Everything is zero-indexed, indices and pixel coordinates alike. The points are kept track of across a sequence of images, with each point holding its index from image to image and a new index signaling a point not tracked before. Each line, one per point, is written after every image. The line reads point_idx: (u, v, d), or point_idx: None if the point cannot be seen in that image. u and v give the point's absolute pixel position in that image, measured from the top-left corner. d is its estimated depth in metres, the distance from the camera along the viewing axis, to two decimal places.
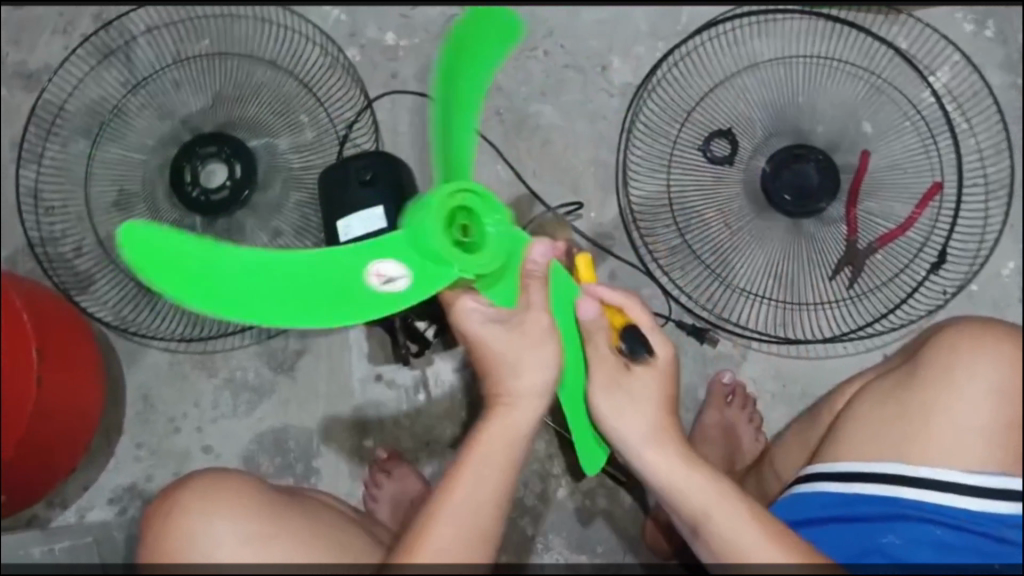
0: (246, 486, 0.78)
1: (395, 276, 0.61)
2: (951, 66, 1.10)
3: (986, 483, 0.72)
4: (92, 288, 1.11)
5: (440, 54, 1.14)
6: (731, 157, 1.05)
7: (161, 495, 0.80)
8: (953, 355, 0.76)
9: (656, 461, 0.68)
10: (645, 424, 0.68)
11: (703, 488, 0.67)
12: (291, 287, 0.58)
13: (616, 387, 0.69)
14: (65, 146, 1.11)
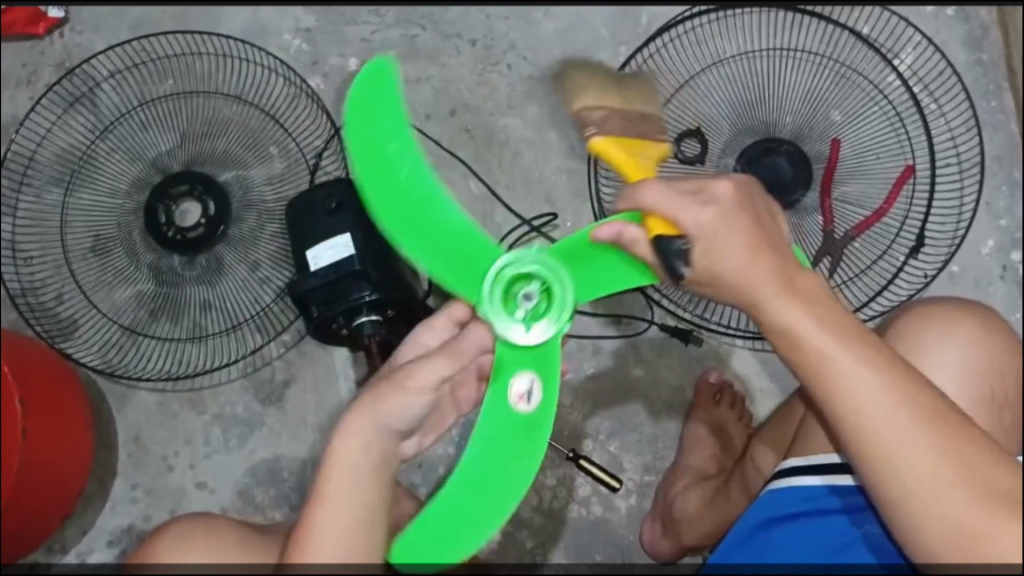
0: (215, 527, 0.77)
1: (530, 397, 0.63)
2: (913, 47, 1.10)
3: None
4: (76, 335, 1.11)
5: (404, 75, 1.14)
6: (703, 157, 1.03)
7: (144, 541, 0.80)
8: (921, 337, 0.78)
9: (805, 349, 0.58)
10: (782, 300, 0.58)
11: (843, 361, 0.57)
12: (501, 465, 0.62)
13: (746, 283, 0.59)
14: (39, 197, 1.13)
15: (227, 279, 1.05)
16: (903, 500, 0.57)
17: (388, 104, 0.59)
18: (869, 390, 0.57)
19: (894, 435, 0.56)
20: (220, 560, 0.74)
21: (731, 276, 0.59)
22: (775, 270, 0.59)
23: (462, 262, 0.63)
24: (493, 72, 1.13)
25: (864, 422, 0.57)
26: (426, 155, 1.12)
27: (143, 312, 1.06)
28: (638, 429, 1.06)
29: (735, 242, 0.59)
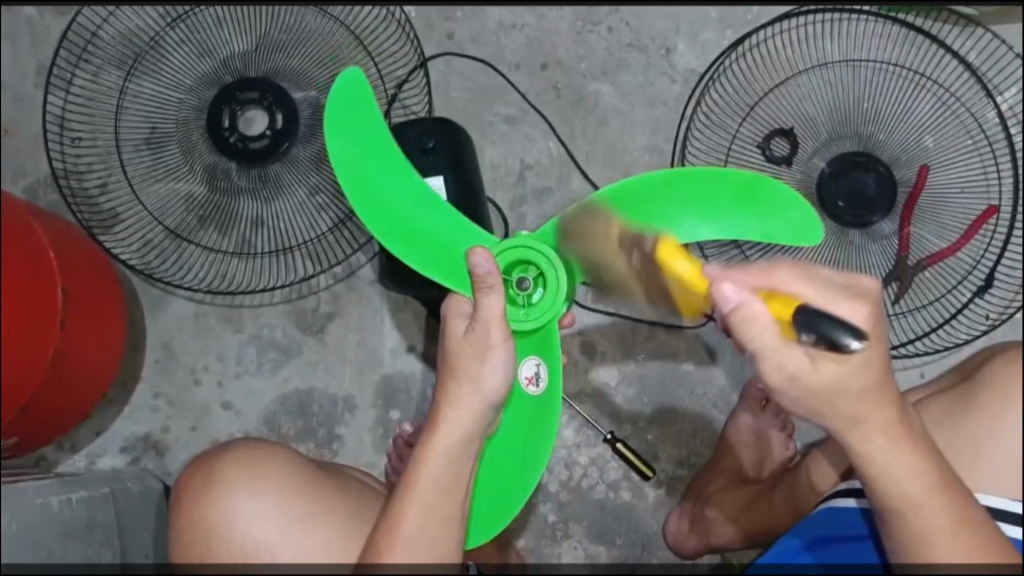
0: (279, 459, 0.76)
1: (540, 380, 0.72)
2: (1019, 87, 1.07)
3: None
4: (115, 229, 1.06)
5: (500, 19, 1.09)
6: (790, 158, 1.03)
7: (191, 467, 0.77)
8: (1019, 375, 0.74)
9: (869, 450, 0.59)
10: (872, 419, 0.59)
11: (903, 469, 0.59)
12: (521, 439, 0.72)
13: (803, 386, 0.58)
14: (96, 76, 1.06)
15: (285, 199, 1.01)
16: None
17: (374, 167, 0.69)
18: (930, 511, 0.59)
19: (933, 527, 0.59)
20: (276, 496, 0.73)
21: (812, 390, 0.58)
22: (879, 391, 0.58)
23: (450, 264, 0.71)
24: (592, 33, 1.09)
25: (922, 535, 0.59)
26: (510, 106, 1.08)
27: (191, 217, 1.02)
28: (680, 421, 1.05)
29: (826, 365, 0.57)
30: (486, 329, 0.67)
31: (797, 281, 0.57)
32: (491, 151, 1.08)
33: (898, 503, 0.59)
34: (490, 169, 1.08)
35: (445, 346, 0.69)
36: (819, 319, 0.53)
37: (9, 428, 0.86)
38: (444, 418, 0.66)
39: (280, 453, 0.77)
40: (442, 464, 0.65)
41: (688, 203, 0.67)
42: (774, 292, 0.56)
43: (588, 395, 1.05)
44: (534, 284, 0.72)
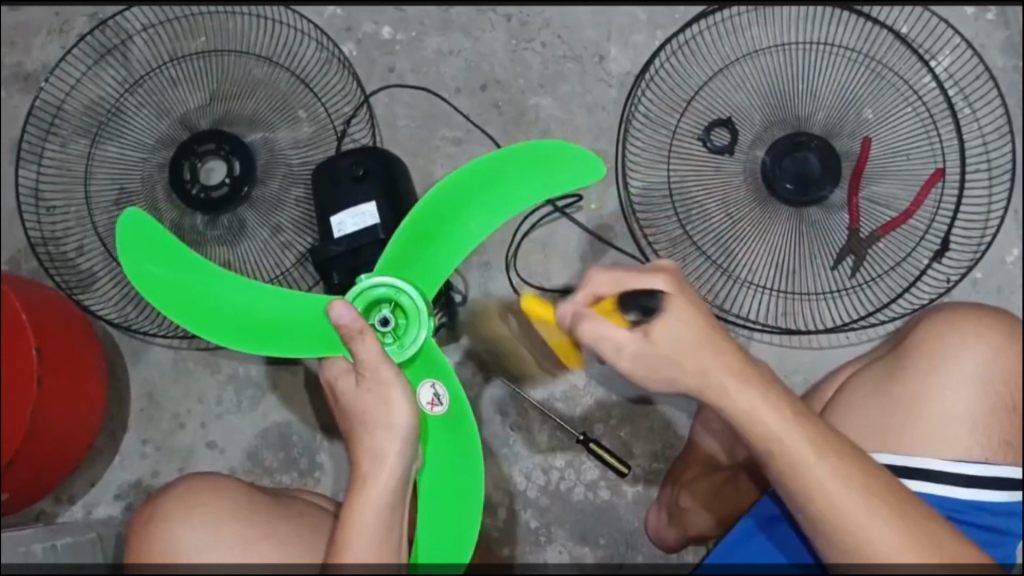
0: (217, 486, 0.82)
1: (443, 399, 0.74)
2: (951, 50, 1.10)
3: (975, 472, 0.76)
4: (94, 287, 1.10)
5: (437, 47, 1.14)
6: (731, 147, 1.06)
7: (143, 510, 0.82)
8: (942, 334, 0.80)
9: (740, 411, 0.64)
10: (716, 364, 0.64)
11: (795, 436, 0.63)
12: (452, 473, 0.73)
13: (652, 357, 0.64)
14: (65, 146, 1.12)
15: (249, 241, 1.05)
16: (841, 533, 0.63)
17: (199, 289, 0.72)
18: (821, 468, 0.63)
19: (840, 496, 0.63)
20: (220, 516, 0.79)
21: (654, 355, 0.64)
22: (708, 337, 0.64)
23: (302, 337, 0.73)
24: (526, 50, 1.13)
25: (810, 479, 0.63)
26: (455, 129, 1.12)
27: None
28: (650, 415, 1.08)
29: (660, 332, 0.64)
30: (374, 373, 0.69)
31: (607, 276, 0.66)
32: (441, 173, 1.12)
33: (791, 470, 0.64)
34: None
35: (348, 402, 0.71)
36: (636, 297, 0.65)
37: None
38: (368, 464, 0.68)
39: (228, 491, 0.81)
40: (372, 510, 0.67)
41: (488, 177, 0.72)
42: (602, 297, 0.66)
43: (557, 399, 1.08)
44: (396, 318, 0.75)
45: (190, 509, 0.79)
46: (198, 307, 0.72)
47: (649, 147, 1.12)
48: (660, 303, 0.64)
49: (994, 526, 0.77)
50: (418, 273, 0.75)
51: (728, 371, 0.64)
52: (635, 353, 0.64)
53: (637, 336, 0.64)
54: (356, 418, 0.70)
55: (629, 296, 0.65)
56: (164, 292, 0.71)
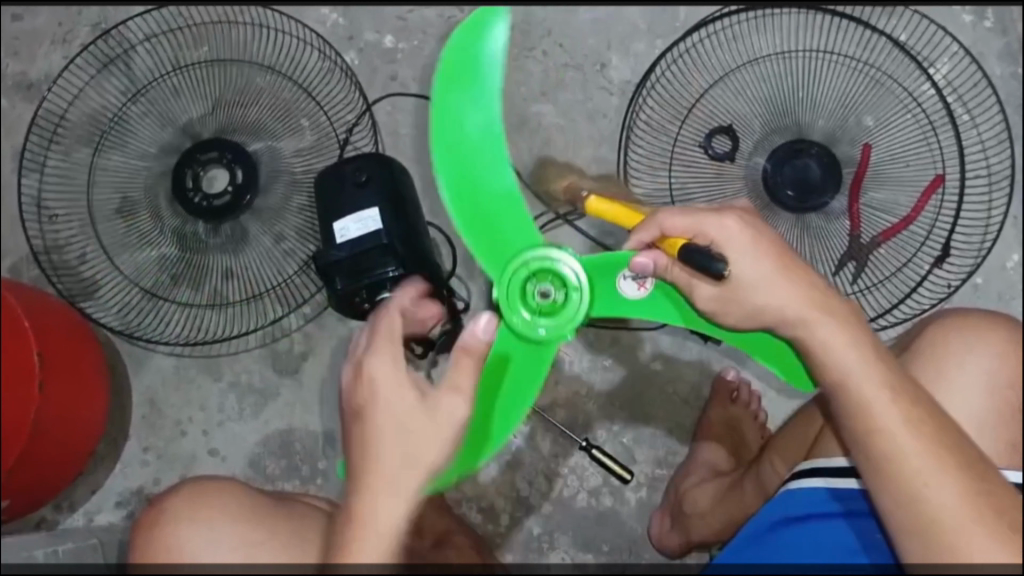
0: (221, 486, 0.82)
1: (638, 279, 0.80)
2: (949, 57, 1.11)
3: None
4: (97, 296, 1.11)
5: (439, 55, 1.15)
6: (733, 154, 1.06)
7: (148, 514, 0.82)
8: (948, 341, 0.81)
9: (822, 343, 0.68)
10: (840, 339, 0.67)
11: (885, 401, 0.64)
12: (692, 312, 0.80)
13: (746, 292, 0.71)
14: (68, 155, 1.12)
15: (251, 249, 1.05)
16: (897, 467, 0.63)
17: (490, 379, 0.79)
18: (873, 388, 0.65)
19: (891, 417, 0.64)
20: (224, 516, 0.79)
21: (743, 306, 0.72)
22: (829, 304, 0.69)
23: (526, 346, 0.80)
24: (528, 58, 1.14)
25: (868, 400, 0.65)
26: None
27: (166, 275, 1.05)
28: (651, 422, 1.09)
29: (739, 268, 0.70)
30: (457, 355, 0.65)
31: (703, 231, 0.71)
32: None
33: (846, 387, 0.66)
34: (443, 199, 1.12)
35: (433, 360, 0.66)
36: (697, 253, 0.69)
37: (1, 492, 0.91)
38: (409, 439, 0.63)
39: (234, 495, 0.82)
40: (388, 508, 0.62)
41: (459, 81, 0.80)
42: (683, 237, 0.72)
43: (559, 405, 1.09)
44: (557, 292, 0.80)
45: (196, 506, 0.80)
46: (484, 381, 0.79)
47: (650, 154, 1.11)
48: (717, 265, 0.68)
49: None
50: (519, 242, 0.81)
51: (819, 313, 0.69)
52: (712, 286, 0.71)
53: (721, 285, 0.72)
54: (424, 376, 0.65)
55: (698, 245, 0.70)
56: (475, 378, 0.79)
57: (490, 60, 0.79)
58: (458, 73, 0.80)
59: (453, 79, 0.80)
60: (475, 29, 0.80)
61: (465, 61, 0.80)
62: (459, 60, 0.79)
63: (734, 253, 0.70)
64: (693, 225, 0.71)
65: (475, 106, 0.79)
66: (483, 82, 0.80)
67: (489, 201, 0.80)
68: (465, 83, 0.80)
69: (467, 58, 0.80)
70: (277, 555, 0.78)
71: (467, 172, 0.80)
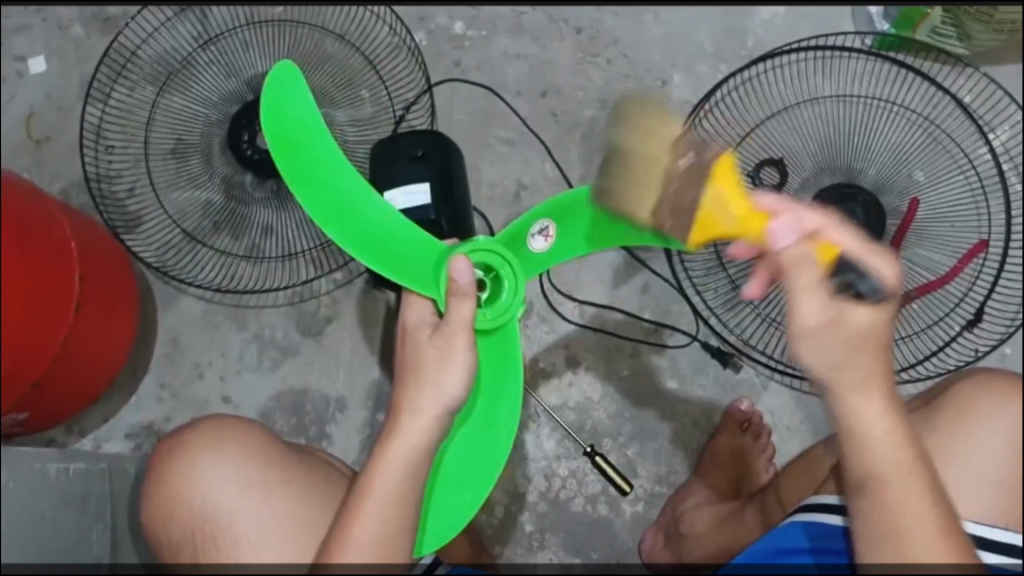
0: (238, 426, 0.83)
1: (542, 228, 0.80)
2: (1011, 125, 1.11)
3: (990, 536, 0.75)
4: (138, 230, 1.14)
5: (504, 49, 1.16)
6: (779, 186, 1.05)
7: (164, 446, 0.84)
8: (975, 400, 0.80)
9: (844, 388, 0.67)
10: (857, 386, 0.67)
11: (889, 446, 0.66)
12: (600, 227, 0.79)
13: (838, 333, 0.66)
14: (132, 91, 1.16)
15: (293, 210, 1.06)
16: (882, 506, 0.65)
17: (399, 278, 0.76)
18: (874, 430, 0.66)
19: (885, 458, 0.66)
20: (240, 457, 0.80)
21: (841, 341, 0.66)
22: (876, 348, 0.67)
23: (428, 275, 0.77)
24: (591, 64, 1.15)
25: (864, 442, 0.67)
26: (509, 130, 1.14)
27: (207, 222, 1.08)
28: (657, 438, 1.10)
29: (859, 314, 0.66)
30: (446, 334, 0.72)
31: (845, 230, 0.65)
32: (489, 170, 1.14)
33: (848, 431, 0.68)
34: (487, 188, 1.13)
35: (410, 353, 0.74)
36: (851, 266, 0.65)
37: (21, 403, 0.93)
38: (406, 419, 0.71)
39: (255, 434, 0.83)
40: (391, 480, 0.69)
41: (286, 107, 0.74)
42: (826, 239, 0.65)
43: (570, 408, 1.10)
44: (491, 282, 0.79)
45: (217, 438, 0.81)
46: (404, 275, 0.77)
47: None
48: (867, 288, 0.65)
49: None
50: (416, 250, 0.77)
51: (876, 370, 0.67)
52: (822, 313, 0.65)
53: (834, 313, 0.66)
54: (411, 363, 0.73)
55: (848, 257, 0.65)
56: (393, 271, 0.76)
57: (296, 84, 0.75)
58: (278, 101, 0.74)
59: (290, 141, 0.74)
60: (283, 80, 0.74)
61: (278, 96, 0.74)
62: (282, 121, 0.74)
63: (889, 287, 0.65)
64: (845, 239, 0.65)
65: (290, 116, 0.74)
66: (301, 109, 0.74)
67: (374, 225, 0.76)
68: (280, 111, 0.74)
69: (279, 90, 0.74)
70: (288, 501, 0.79)
71: (341, 206, 0.75)
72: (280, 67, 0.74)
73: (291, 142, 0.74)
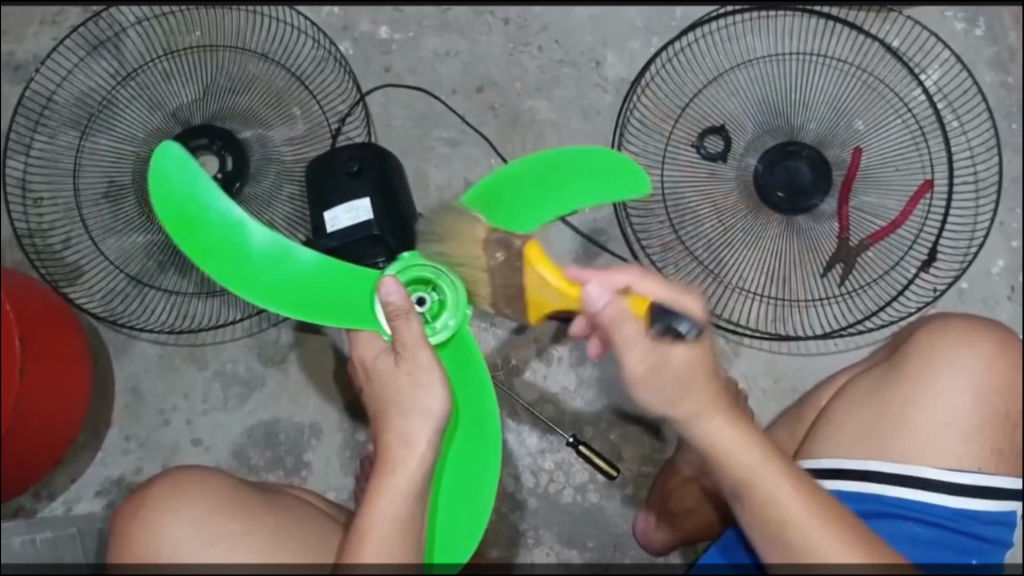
0: (198, 477, 0.81)
1: (479, 229, 0.74)
2: (940, 64, 1.13)
3: (975, 481, 0.77)
4: (81, 281, 1.10)
5: (434, 48, 1.14)
6: (724, 155, 1.06)
7: (128, 509, 0.81)
8: (935, 343, 0.82)
9: (704, 423, 0.66)
10: (695, 396, 0.66)
11: (771, 475, 0.65)
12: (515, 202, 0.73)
13: (660, 373, 0.65)
14: (54, 137, 1.11)
15: None
16: (788, 535, 0.64)
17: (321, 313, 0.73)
18: (759, 460, 0.65)
19: (790, 497, 0.65)
20: (207, 505, 0.78)
21: (671, 375, 0.65)
22: (710, 390, 0.66)
23: (348, 306, 0.74)
24: (524, 53, 1.14)
25: (745, 476, 0.65)
26: (450, 130, 1.13)
27: (152, 262, 1.04)
28: (638, 419, 1.10)
29: (677, 351, 0.65)
30: (413, 355, 0.70)
31: (658, 283, 0.65)
32: (436, 173, 1.12)
33: (725, 462, 0.66)
34: (435, 191, 1.12)
35: (382, 382, 0.72)
36: (667, 310, 0.64)
37: None
38: (398, 451, 0.69)
39: (224, 483, 0.81)
40: (391, 508, 0.67)
41: (189, 190, 0.67)
42: (638, 292, 0.65)
43: None
44: (431, 296, 0.75)
45: (183, 490, 0.79)
46: (327, 309, 0.73)
47: (643, 152, 1.12)
48: (690, 326, 0.64)
49: (985, 535, 0.79)
50: (338, 283, 0.73)
51: (718, 409, 0.66)
52: (648, 360, 0.64)
53: (664, 344, 0.64)
54: (386, 397, 0.71)
55: (665, 305, 0.64)
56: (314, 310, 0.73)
57: (186, 165, 0.67)
58: (168, 180, 0.67)
59: (188, 217, 0.67)
60: (173, 164, 0.66)
61: (173, 180, 0.67)
62: (175, 207, 0.67)
63: (677, 379, 0.65)
64: (656, 289, 0.65)
65: (193, 194, 0.67)
66: (205, 192, 0.67)
67: (298, 282, 0.72)
68: (179, 194, 0.67)
69: (168, 180, 0.67)
70: (262, 538, 0.78)
71: (248, 271, 0.70)
72: (166, 149, 0.66)
73: (193, 221, 0.67)
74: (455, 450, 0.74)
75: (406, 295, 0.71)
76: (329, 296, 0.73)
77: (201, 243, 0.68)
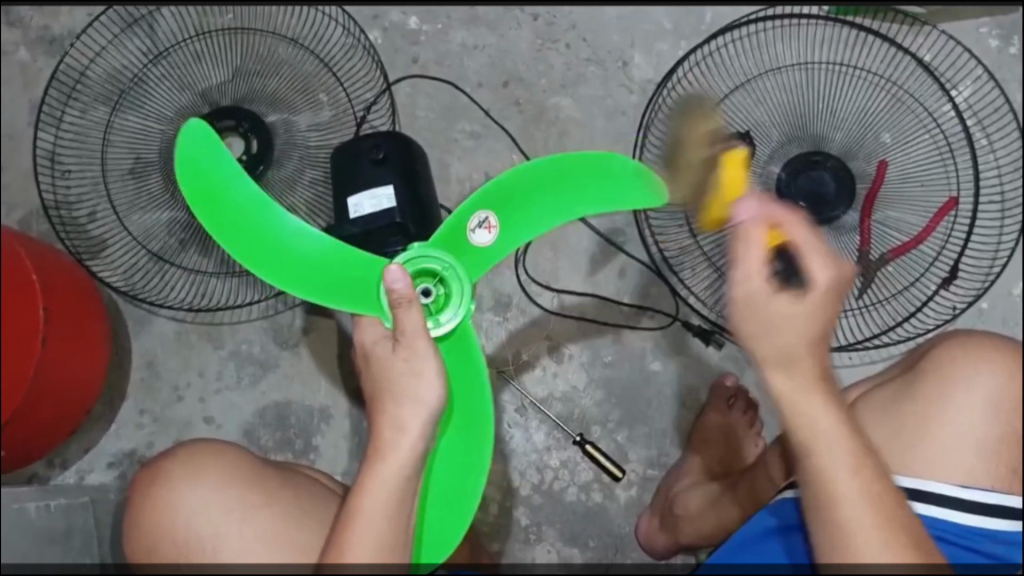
0: (210, 449, 0.82)
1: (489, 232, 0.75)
2: (973, 81, 1.12)
3: (987, 498, 0.76)
4: (103, 255, 1.12)
5: (462, 40, 1.15)
6: (749, 160, 1.03)
7: (137, 482, 0.82)
8: (948, 363, 0.81)
9: (790, 395, 0.65)
10: (801, 375, 0.65)
11: (845, 466, 0.64)
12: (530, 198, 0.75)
13: (755, 313, 0.65)
14: (84, 112, 1.13)
15: None
16: (841, 526, 0.64)
17: (321, 295, 0.75)
18: (840, 446, 0.64)
19: (848, 489, 0.64)
20: (211, 480, 0.79)
21: (767, 316, 0.65)
22: (809, 361, 0.65)
23: (347, 289, 0.75)
24: (551, 50, 1.14)
25: (818, 454, 0.65)
26: (473, 124, 1.13)
27: (173, 240, 1.05)
28: (647, 421, 1.10)
29: (782, 296, 0.65)
30: (410, 344, 0.71)
31: (806, 229, 0.66)
32: (457, 166, 1.12)
33: (807, 440, 0.65)
34: (456, 183, 1.12)
35: (377, 365, 0.72)
36: (797, 253, 0.66)
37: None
38: (389, 437, 0.69)
39: (236, 455, 0.82)
40: (381, 494, 0.68)
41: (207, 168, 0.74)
42: (780, 228, 0.66)
43: (557, 398, 1.10)
44: (438, 288, 0.77)
45: (195, 462, 0.80)
46: (328, 291, 0.75)
47: None
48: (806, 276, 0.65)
49: (994, 553, 0.77)
50: (343, 267, 0.75)
51: (809, 388, 0.65)
52: (759, 284, 0.65)
53: (768, 288, 0.65)
54: (383, 383, 0.71)
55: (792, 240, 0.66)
56: (317, 286, 0.75)
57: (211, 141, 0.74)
58: (194, 156, 0.74)
59: (211, 190, 0.74)
60: (199, 142, 0.74)
61: (200, 156, 0.74)
62: (194, 178, 0.74)
63: (824, 285, 0.65)
64: (796, 230, 0.66)
65: (218, 169, 0.74)
66: (225, 172, 0.74)
67: (304, 259, 0.75)
68: (196, 168, 0.74)
69: (196, 159, 0.74)
70: (265, 513, 0.78)
71: (254, 244, 0.75)
72: (191, 129, 0.74)
73: (214, 194, 0.74)
74: (449, 441, 0.75)
75: (412, 284, 0.71)
76: (330, 280, 0.75)
77: (215, 218, 0.74)
